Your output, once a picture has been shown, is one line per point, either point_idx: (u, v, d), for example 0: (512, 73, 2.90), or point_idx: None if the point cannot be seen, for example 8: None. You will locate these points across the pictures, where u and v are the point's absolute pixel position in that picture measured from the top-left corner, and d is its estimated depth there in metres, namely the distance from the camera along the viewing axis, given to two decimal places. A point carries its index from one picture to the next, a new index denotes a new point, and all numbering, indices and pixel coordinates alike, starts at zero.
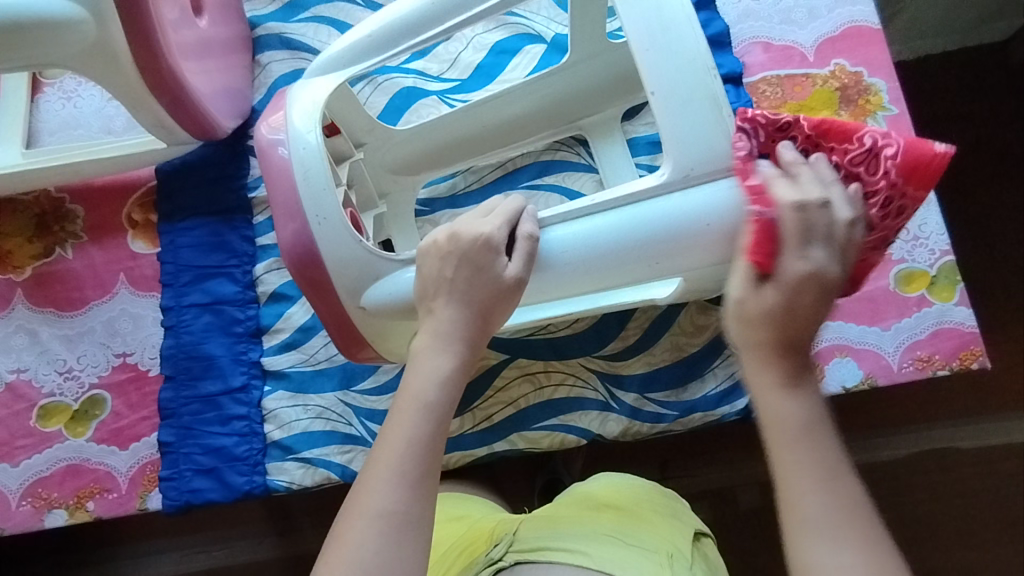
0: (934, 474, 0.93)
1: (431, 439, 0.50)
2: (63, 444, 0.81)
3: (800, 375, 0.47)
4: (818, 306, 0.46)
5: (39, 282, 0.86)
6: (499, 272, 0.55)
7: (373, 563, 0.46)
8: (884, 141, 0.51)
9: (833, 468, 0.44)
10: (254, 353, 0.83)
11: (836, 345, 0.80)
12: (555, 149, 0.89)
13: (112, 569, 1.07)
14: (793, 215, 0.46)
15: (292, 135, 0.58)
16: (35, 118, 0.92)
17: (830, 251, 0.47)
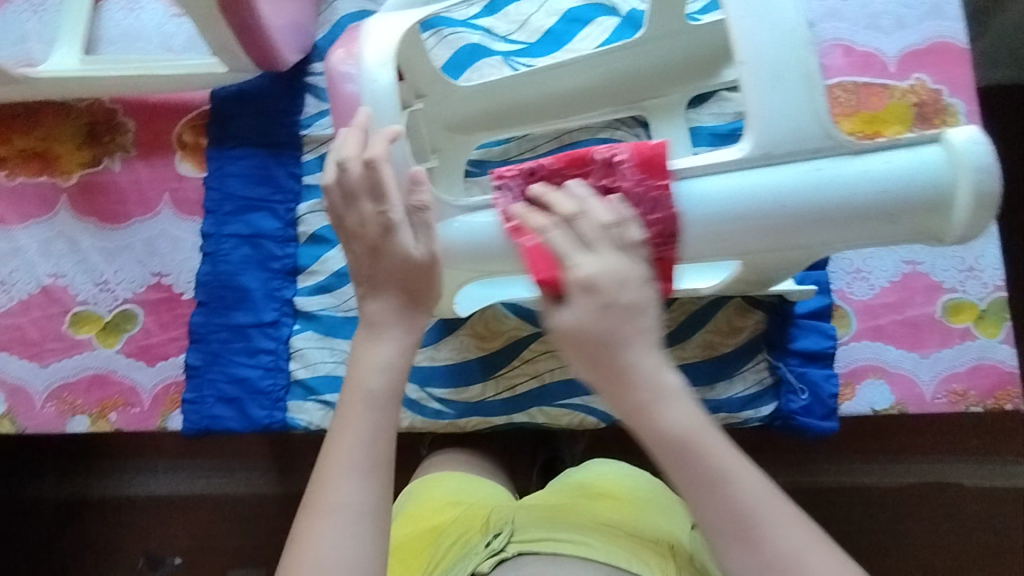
0: (939, 507, 0.92)
1: (377, 428, 0.54)
2: (92, 353, 0.82)
3: (672, 378, 0.48)
4: (620, 316, 0.46)
5: (84, 190, 0.86)
6: (405, 249, 0.54)
7: (338, 553, 0.49)
8: (611, 152, 0.51)
9: (728, 468, 0.46)
10: (287, 291, 0.83)
11: (871, 365, 0.79)
12: (613, 128, 0.87)
13: (119, 480, 1.10)
14: (555, 233, 0.46)
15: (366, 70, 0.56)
16: (96, 26, 0.90)
17: (603, 251, 0.46)
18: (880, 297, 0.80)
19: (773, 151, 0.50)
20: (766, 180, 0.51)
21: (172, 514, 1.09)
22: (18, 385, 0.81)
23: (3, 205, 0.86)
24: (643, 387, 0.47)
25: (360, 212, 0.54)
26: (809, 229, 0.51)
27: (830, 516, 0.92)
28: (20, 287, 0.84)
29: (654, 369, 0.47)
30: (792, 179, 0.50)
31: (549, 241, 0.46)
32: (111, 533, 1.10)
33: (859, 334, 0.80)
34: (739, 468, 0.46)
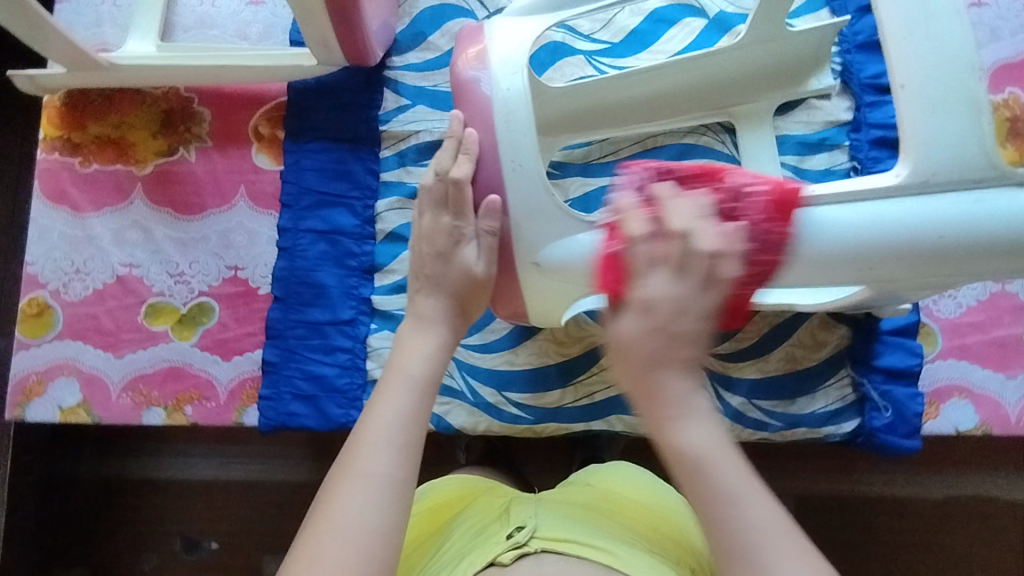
0: (975, 519, 0.92)
1: (416, 412, 0.53)
2: (168, 345, 0.81)
3: (698, 395, 0.48)
4: (681, 344, 0.46)
5: (160, 180, 0.85)
6: (466, 263, 0.59)
7: (360, 522, 0.48)
8: (750, 183, 0.52)
9: (737, 489, 0.45)
10: (364, 289, 0.82)
11: (956, 385, 0.78)
12: (700, 133, 0.84)
13: (155, 464, 1.07)
14: (640, 247, 0.48)
15: (498, 73, 0.56)
16: (172, 11, 0.89)
17: (677, 278, 0.46)
18: (967, 316, 0.79)
19: (931, 180, 0.50)
20: (930, 208, 0.50)
21: (211, 498, 1.06)
22: (93, 375, 0.81)
23: (78, 192, 0.85)
24: (666, 401, 0.47)
25: (437, 219, 0.60)
26: (951, 262, 0.50)
27: (858, 522, 0.93)
28: (95, 276, 0.83)
29: (685, 392, 0.47)
30: (952, 209, 0.49)
31: (634, 252, 0.48)
32: (146, 515, 1.07)
33: (945, 352, 0.78)
34: (764, 508, 0.45)
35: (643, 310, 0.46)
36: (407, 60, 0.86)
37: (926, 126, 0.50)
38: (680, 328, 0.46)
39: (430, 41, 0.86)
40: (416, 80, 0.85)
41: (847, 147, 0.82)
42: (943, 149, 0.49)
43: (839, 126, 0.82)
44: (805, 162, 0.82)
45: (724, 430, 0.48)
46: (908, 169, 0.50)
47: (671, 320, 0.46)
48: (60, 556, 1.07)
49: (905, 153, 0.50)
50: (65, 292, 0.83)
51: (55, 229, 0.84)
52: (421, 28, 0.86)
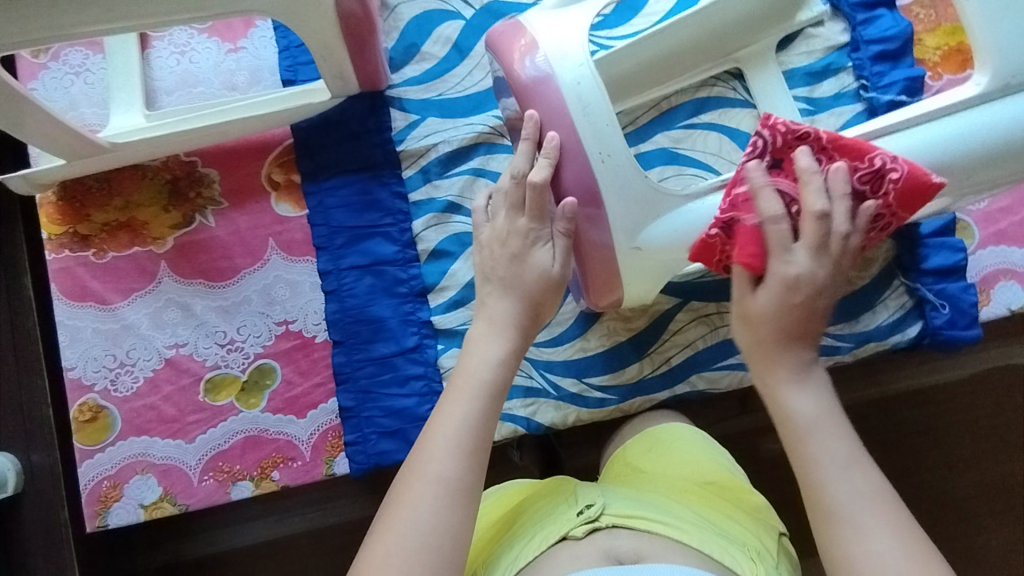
0: (1011, 391, 0.94)
1: (482, 415, 0.57)
2: (238, 416, 0.79)
3: (809, 369, 0.55)
4: (809, 319, 0.55)
5: (183, 252, 0.82)
6: (541, 266, 0.62)
7: (427, 521, 0.51)
8: (891, 164, 0.54)
9: (841, 461, 0.51)
10: (422, 312, 0.81)
11: (1001, 269, 0.82)
12: (710, 84, 0.86)
13: (209, 539, 1.01)
14: (772, 227, 0.54)
15: (560, 66, 0.58)
16: (148, 76, 0.85)
17: (815, 257, 0.54)
18: (995, 203, 0.83)
19: (1012, 81, 0.54)
20: (995, 113, 0.55)
21: (278, 553, 1.03)
22: (169, 466, 0.78)
23: (100, 284, 0.81)
24: (796, 375, 0.55)
25: (513, 222, 0.63)
26: (999, 165, 0.57)
27: (902, 421, 0.94)
28: (142, 365, 0.80)
29: (808, 362, 0.56)
30: (1009, 111, 0.55)
31: (768, 230, 0.54)
32: None
33: (984, 242, 0.82)
34: (874, 509, 0.49)
35: (788, 286, 0.54)
36: (406, 76, 0.85)
37: (1003, 29, 0.53)
38: (807, 302, 0.55)
39: (424, 51, 0.85)
40: (421, 92, 0.84)
41: (851, 68, 0.85)
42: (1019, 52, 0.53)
43: (839, 49, 0.85)
44: (816, 91, 0.85)
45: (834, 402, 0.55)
46: (989, 77, 0.54)
47: (811, 295, 0.54)
48: None
49: (984, 61, 0.54)
50: (115, 389, 0.79)
51: (87, 327, 0.80)
52: (411, 40, 0.85)
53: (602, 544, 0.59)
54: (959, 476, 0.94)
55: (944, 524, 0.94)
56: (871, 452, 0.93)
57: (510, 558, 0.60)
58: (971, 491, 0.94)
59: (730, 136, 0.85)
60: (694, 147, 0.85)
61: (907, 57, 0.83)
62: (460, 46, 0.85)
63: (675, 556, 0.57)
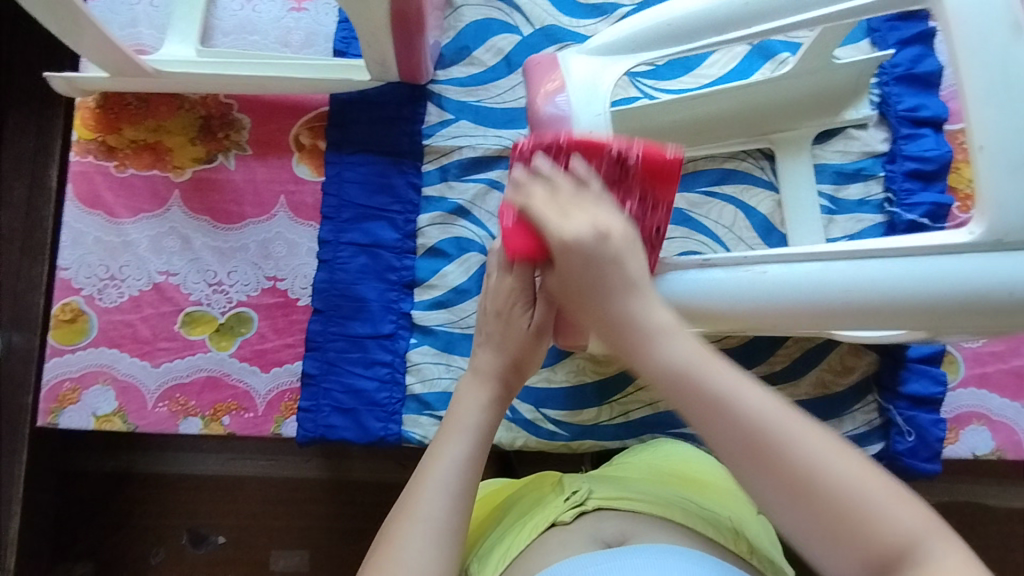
0: (967, 532, 0.92)
1: (473, 457, 0.59)
2: (206, 354, 0.81)
3: (652, 308, 0.50)
4: (608, 261, 0.51)
5: (197, 187, 0.85)
6: (521, 326, 0.66)
7: (420, 561, 0.52)
8: (629, 152, 0.56)
9: (697, 361, 0.46)
10: (404, 304, 0.83)
11: (976, 412, 0.81)
12: (739, 158, 0.86)
13: (157, 460, 1.04)
14: (534, 203, 0.54)
15: (580, 111, 0.61)
16: (211, 14, 0.88)
17: (578, 225, 0.52)
18: (988, 345, 0.83)
19: (1004, 239, 0.51)
20: (981, 265, 0.52)
21: (221, 493, 1.03)
22: (129, 384, 0.81)
23: (112, 197, 0.84)
24: (648, 326, 0.49)
25: (502, 280, 0.67)
26: (976, 319, 0.53)
27: None
28: (131, 283, 0.83)
29: (641, 309, 0.50)
30: (999, 267, 0.51)
31: (529, 208, 0.54)
32: (152, 514, 1.03)
33: (966, 380, 0.82)
34: (796, 422, 0.42)
35: (563, 249, 0.52)
36: (451, 75, 0.86)
37: (1006, 185, 0.51)
38: (585, 240, 0.52)
39: (474, 56, 0.87)
40: (460, 94, 0.86)
41: (882, 177, 0.85)
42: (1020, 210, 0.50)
43: (875, 156, 0.86)
44: (841, 192, 0.85)
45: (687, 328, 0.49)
46: (983, 228, 0.51)
47: (598, 246, 0.51)
48: (53, 555, 1.01)
49: (981, 212, 0.51)
50: (99, 299, 0.82)
51: (89, 234, 0.83)
52: (465, 42, 0.87)
53: (588, 528, 0.61)
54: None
55: None
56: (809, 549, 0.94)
57: (504, 548, 0.61)
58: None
59: (745, 212, 0.85)
60: (708, 214, 0.85)
61: (940, 184, 0.82)
62: (510, 60, 0.87)
63: (662, 532, 0.59)
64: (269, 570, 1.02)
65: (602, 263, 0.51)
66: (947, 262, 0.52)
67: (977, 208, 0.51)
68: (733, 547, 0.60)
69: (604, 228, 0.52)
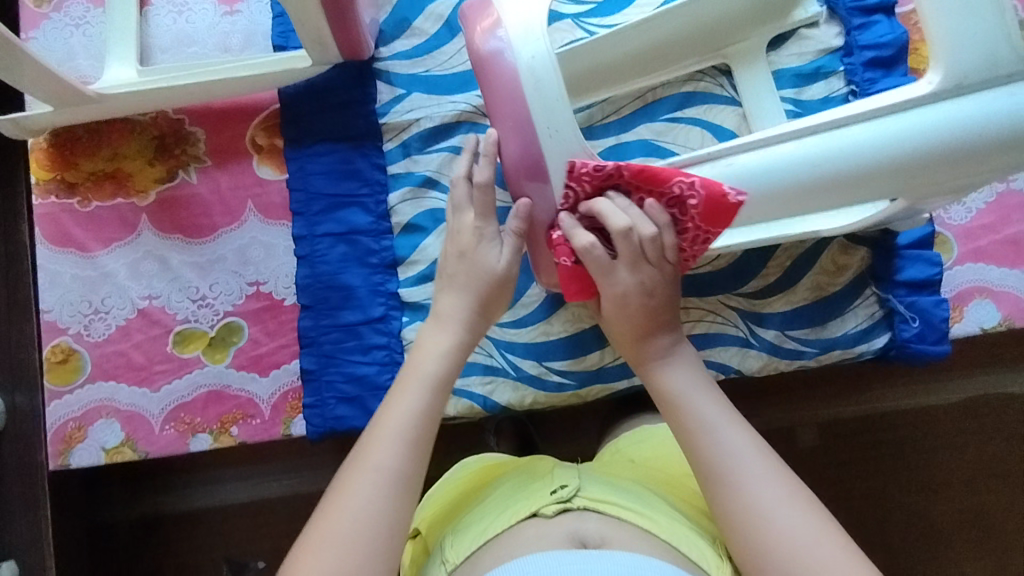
0: (1004, 420, 0.92)
1: (427, 409, 0.60)
2: (203, 369, 0.81)
3: (673, 350, 0.66)
4: (650, 312, 0.65)
5: (164, 207, 0.84)
6: (489, 262, 0.66)
7: (367, 511, 0.53)
8: (689, 192, 0.57)
9: (687, 392, 0.62)
10: (391, 284, 0.82)
11: (976, 287, 0.80)
12: (698, 79, 0.85)
13: (183, 496, 1.03)
14: (592, 254, 0.62)
15: (519, 42, 0.59)
16: (146, 34, 0.87)
17: (633, 273, 0.63)
18: (978, 219, 0.81)
19: (963, 83, 0.51)
20: (948, 112, 0.52)
21: (254, 516, 1.03)
22: (133, 413, 0.81)
23: (82, 232, 0.83)
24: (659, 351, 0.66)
25: (459, 220, 0.68)
26: (948, 168, 0.54)
27: (894, 439, 0.93)
28: (116, 313, 0.82)
29: (669, 345, 0.66)
30: (961, 114, 0.52)
31: (584, 261, 0.63)
32: (191, 546, 1.03)
33: (962, 257, 0.81)
34: (765, 479, 0.55)
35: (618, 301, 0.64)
36: (396, 50, 0.86)
37: (955, 24, 0.50)
38: (638, 302, 0.64)
39: (415, 26, 0.86)
40: (409, 68, 0.85)
41: (843, 73, 0.84)
42: (972, 49, 0.50)
43: (832, 53, 0.84)
44: (804, 94, 0.84)
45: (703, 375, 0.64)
46: (941, 77, 0.52)
47: (640, 302, 0.64)
48: None
49: (937, 60, 0.52)
50: (88, 334, 0.82)
51: (66, 272, 0.82)
52: (404, 14, 0.86)
53: (569, 526, 0.61)
54: (938, 503, 0.93)
55: (914, 547, 0.93)
56: (851, 465, 0.93)
57: (480, 527, 0.62)
58: (949, 519, 0.93)
59: (713, 132, 0.85)
60: (677, 141, 0.85)
61: (902, 67, 0.82)
62: (451, 24, 0.86)
63: (638, 542, 0.59)
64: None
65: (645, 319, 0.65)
66: (918, 114, 0.53)
67: (929, 57, 0.52)
68: (714, 572, 0.59)
69: (627, 232, 0.60)
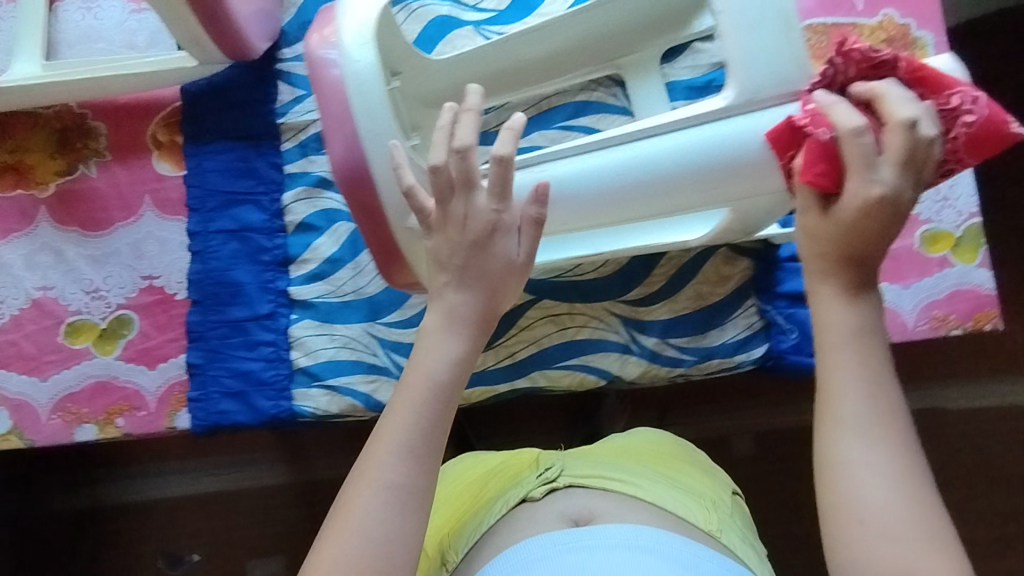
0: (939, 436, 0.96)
1: (433, 420, 0.53)
2: (92, 361, 0.82)
3: (865, 288, 0.47)
4: (867, 237, 0.46)
5: (63, 200, 0.85)
6: (506, 253, 0.56)
7: (375, 529, 0.48)
8: (968, 105, 0.48)
9: (857, 339, 0.46)
10: (281, 282, 0.83)
11: None
12: (589, 89, 0.87)
13: (116, 489, 1.07)
14: (852, 138, 0.45)
15: (347, 49, 0.60)
16: (54, 29, 0.88)
17: (905, 174, 0.45)
18: None
19: (754, 99, 0.56)
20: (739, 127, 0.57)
21: (192, 509, 1.06)
22: (21, 402, 0.82)
23: None
24: (865, 288, 0.47)
25: (468, 202, 0.55)
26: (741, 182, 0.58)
27: (949, 441, 0.96)
28: (9, 303, 0.83)
29: (870, 287, 0.47)
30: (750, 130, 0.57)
31: (860, 142, 0.45)
32: (123, 537, 1.07)
33: None
34: (893, 462, 0.43)
35: (868, 197, 0.45)
36: (298, 52, 0.87)
37: (749, 42, 0.55)
38: (875, 214, 0.46)
39: None
40: None
41: None
42: (763, 70, 0.55)
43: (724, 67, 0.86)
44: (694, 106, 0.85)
45: (876, 323, 0.47)
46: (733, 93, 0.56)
47: (880, 214, 0.46)
48: None
49: (732, 77, 0.56)
50: None
51: None
52: (307, 17, 0.87)
53: (557, 505, 0.62)
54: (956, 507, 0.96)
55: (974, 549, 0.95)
56: None
57: (474, 525, 0.63)
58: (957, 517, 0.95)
59: None
60: None
61: None
62: None
63: (628, 512, 0.60)
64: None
65: (892, 227, 0.46)
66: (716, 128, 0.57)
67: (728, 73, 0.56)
68: (703, 525, 0.61)
69: (921, 122, 0.46)
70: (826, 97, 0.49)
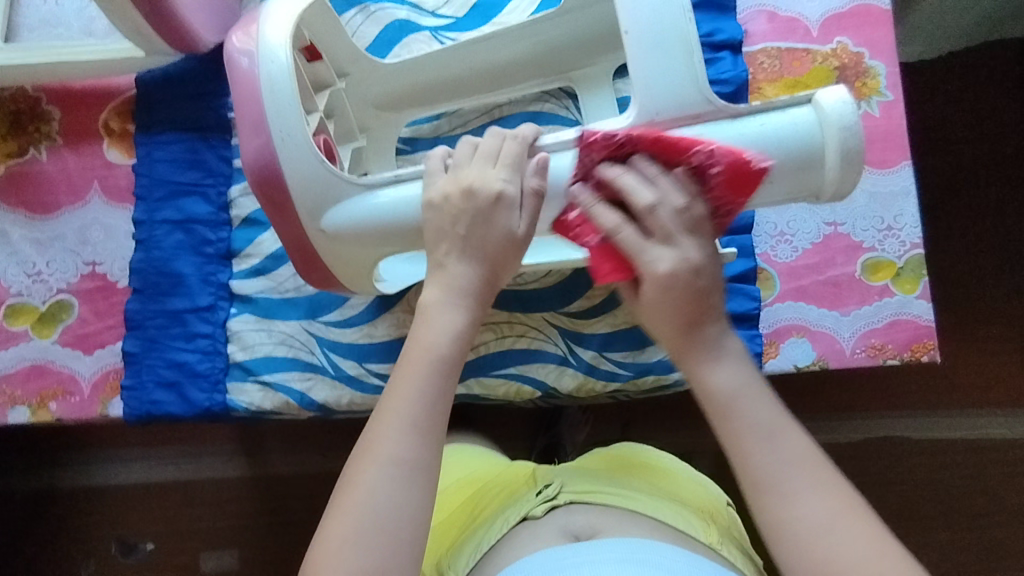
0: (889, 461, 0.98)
1: (436, 397, 0.51)
2: (29, 344, 0.82)
3: (721, 344, 0.52)
4: (688, 298, 0.51)
5: (12, 182, 0.86)
6: (508, 227, 0.54)
7: (381, 508, 0.47)
8: (711, 160, 0.52)
9: (744, 388, 0.51)
10: (222, 275, 0.84)
11: (794, 325, 0.82)
12: (542, 100, 0.87)
13: (70, 472, 1.08)
14: (624, 233, 0.51)
15: (263, 51, 0.61)
16: (15, 12, 0.88)
17: (679, 247, 0.51)
18: (803, 259, 0.83)
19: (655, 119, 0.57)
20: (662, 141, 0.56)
21: (143, 498, 1.06)
22: None
23: None
24: (725, 345, 0.52)
25: (485, 170, 0.55)
26: None
27: (901, 465, 0.98)
28: None
29: (718, 335, 0.52)
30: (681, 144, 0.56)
31: (620, 238, 0.51)
32: (71, 522, 1.07)
33: (783, 294, 0.82)
34: (818, 490, 0.47)
35: (661, 285, 0.50)
36: None
37: (652, 63, 0.56)
38: (681, 284, 0.51)
39: None
40: None
41: None
42: (664, 93, 0.57)
43: None
44: None
45: (752, 369, 0.53)
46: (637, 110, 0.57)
47: (688, 284, 0.51)
48: None
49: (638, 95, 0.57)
50: None
51: None
52: None
53: (558, 521, 0.60)
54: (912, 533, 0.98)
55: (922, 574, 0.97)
56: None
57: (473, 546, 0.62)
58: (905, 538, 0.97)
59: None
60: None
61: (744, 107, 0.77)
62: None
63: (630, 524, 0.58)
64: (198, 570, 1.05)
65: (689, 303, 0.51)
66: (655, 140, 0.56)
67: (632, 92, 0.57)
68: (704, 538, 0.60)
69: (660, 207, 0.51)
70: (607, 176, 0.53)
